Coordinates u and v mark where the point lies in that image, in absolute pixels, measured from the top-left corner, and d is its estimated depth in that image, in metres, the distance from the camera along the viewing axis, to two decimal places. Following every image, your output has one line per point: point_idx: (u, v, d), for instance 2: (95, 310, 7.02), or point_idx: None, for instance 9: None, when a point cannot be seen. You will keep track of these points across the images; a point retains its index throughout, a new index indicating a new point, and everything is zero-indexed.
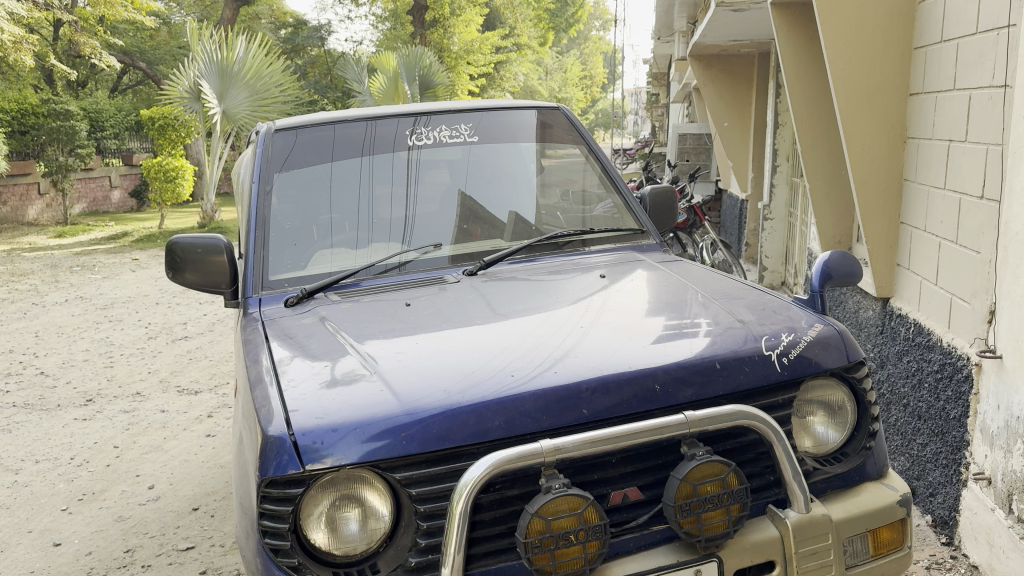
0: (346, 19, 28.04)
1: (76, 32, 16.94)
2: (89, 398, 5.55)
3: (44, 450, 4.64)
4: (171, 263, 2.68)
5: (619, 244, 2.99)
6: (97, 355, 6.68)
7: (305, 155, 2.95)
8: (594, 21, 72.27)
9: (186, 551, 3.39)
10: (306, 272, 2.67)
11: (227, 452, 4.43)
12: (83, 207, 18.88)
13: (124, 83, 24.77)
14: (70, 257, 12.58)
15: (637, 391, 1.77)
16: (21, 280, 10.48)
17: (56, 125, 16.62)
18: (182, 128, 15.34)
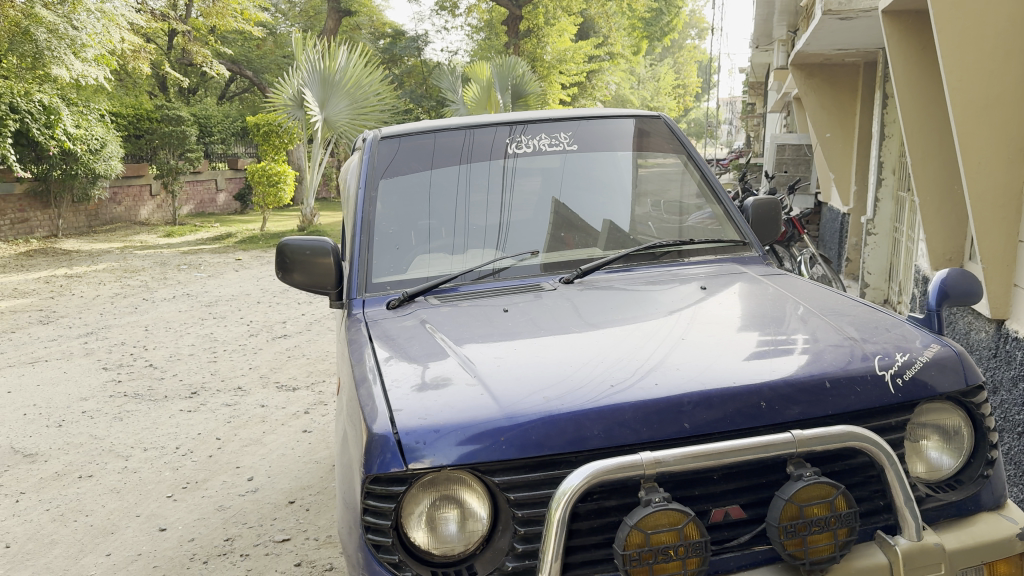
0: (442, 29, 28.65)
1: (190, 42, 17.90)
2: (194, 390, 5.82)
3: (152, 439, 4.89)
4: (281, 263, 2.78)
5: (719, 256, 2.94)
6: (202, 349, 7.00)
7: (408, 162, 3.02)
8: (689, 31, 71.48)
9: (282, 542, 3.51)
10: (407, 276, 2.73)
11: (323, 449, 4.57)
12: (190, 208, 19.83)
13: (232, 91, 25.98)
14: (178, 256, 13.23)
15: (741, 406, 1.73)
16: (134, 276, 11.09)
17: (168, 130, 17.61)
18: (285, 135, 15.89)
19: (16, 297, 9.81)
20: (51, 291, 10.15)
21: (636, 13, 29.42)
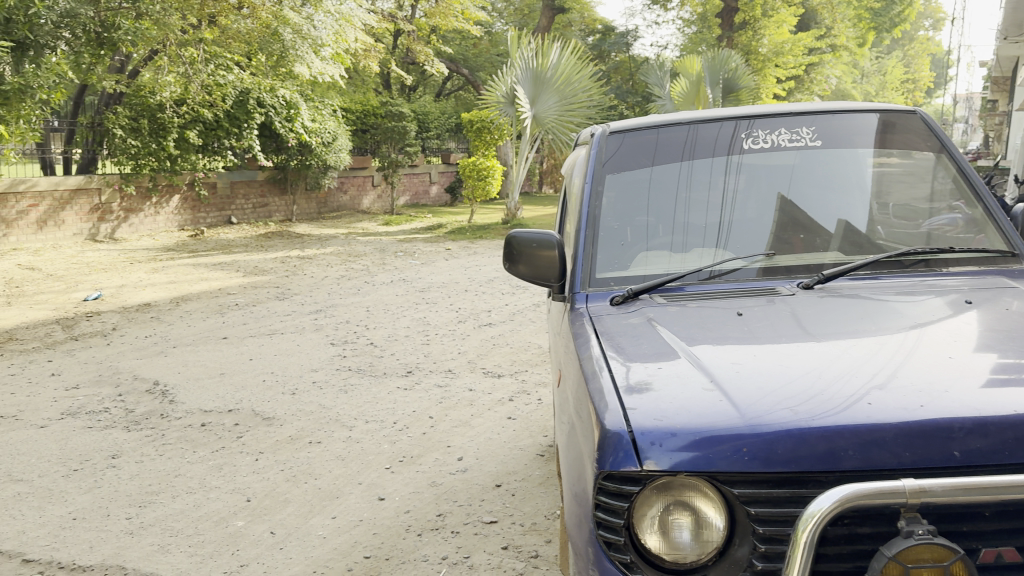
0: (653, 25, 28.38)
1: (414, 42, 19.05)
2: (409, 370, 6.18)
3: (372, 412, 5.24)
4: (509, 254, 2.85)
5: (982, 267, 2.65)
6: (416, 332, 7.41)
7: (637, 155, 2.96)
8: (922, 20, 65.71)
9: (490, 524, 3.63)
10: (632, 273, 2.70)
11: (528, 437, 4.67)
12: (406, 199, 21.06)
13: (448, 88, 27.32)
14: (394, 243, 14.12)
15: (1022, 436, 1.56)
16: (356, 260, 11.97)
17: (391, 126, 18.65)
18: (497, 131, 16.43)
19: (258, 274, 10.89)
20: (286, 270, 11.17)
21: (863, 2, 27.48)
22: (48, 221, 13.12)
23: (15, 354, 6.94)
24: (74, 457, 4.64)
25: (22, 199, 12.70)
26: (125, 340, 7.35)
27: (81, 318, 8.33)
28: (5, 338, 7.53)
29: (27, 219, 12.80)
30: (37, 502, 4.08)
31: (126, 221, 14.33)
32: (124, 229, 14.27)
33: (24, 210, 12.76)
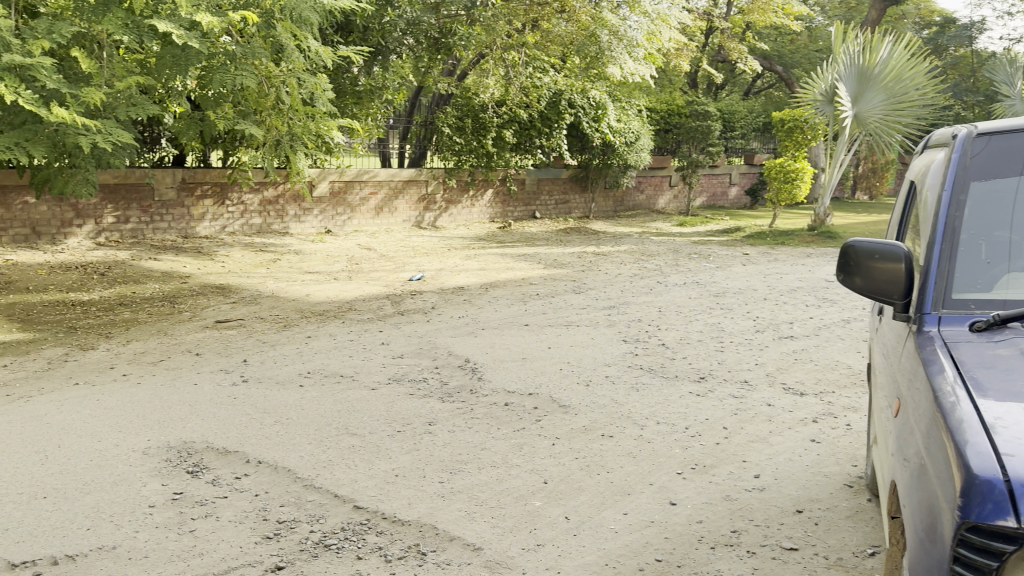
0: (1006, 14, 24.90)
1: (728, 40, 18.66)
2: (703, 376, 6.03)
3: (664, 414, 5.19)
4: (843, 264, 2.56)
5: None
6: (711, 337, 7.21)
7: (1010, 159, 2.54)
8: None
9: (790, 550, 3.41)
10: (998, 298, 2.36)
11: (833, 464, 4.33)
12: (704, 200, 20.62)
13: (758, 87, 26.30)
14: (691, 244, 13.90)
15: None
16: (652, 260, 11.97)
17: (695, 125, 18.34)
18: (810, 132, 15.50)
19: (557, 267, 11.32)
20: (585, 265, 11.48)
21: None
22: (384, 208, 14.79)
23: (352, 322, 7.90)
24: (397, 420, 5.16)
25: (365, 187, 14.45)
26: (441, 319, 8.04)
27: (405, 296, 9.26)
28: (345, 308, 8.61)
29: (368, 205, 14.54)
30: (367, 456, 4.60)
31: (446, 211, 15.69)
32: (443, 218, 15.66)
33: (366, 197, 14.51)
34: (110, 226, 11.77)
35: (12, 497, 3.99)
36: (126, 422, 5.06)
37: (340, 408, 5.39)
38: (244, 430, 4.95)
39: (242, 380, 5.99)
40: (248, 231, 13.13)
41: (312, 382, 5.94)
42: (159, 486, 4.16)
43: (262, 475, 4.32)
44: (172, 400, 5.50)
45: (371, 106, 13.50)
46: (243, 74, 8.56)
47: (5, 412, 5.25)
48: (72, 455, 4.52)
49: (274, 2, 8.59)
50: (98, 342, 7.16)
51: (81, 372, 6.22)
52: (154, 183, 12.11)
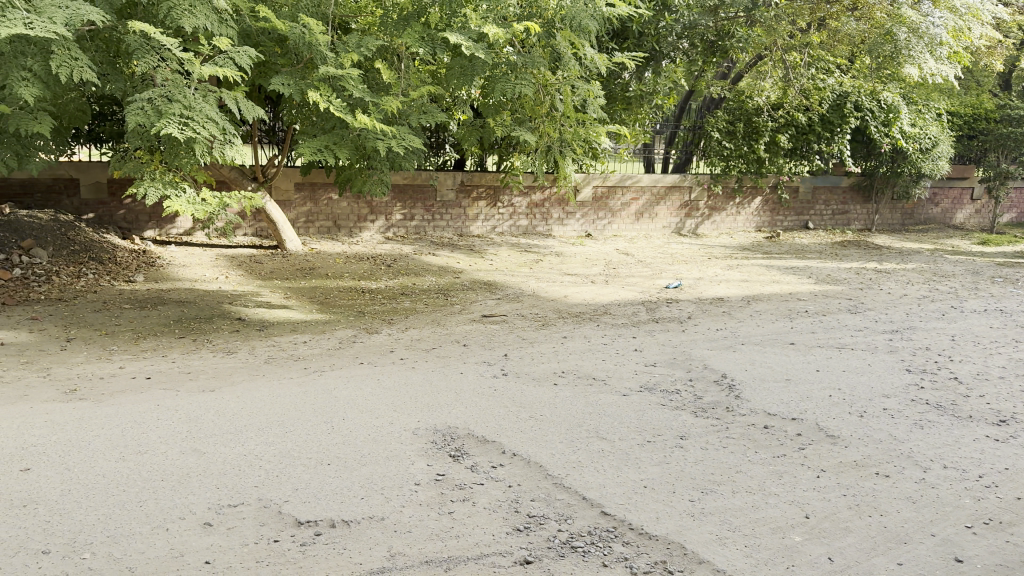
0: None
1: None
2: (1003, 418, 5.31)
3: (953, 458, 4.66)
4: None
5: None
6: (1015, 375, 6.32)
7: None
8: None
9: None
10: None
11: None
12: (1013, 215, 18.13)
13: None
14: (994, 266, 12.29)
15: None
16: (944, 281, 10.74)
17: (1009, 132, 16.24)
18: None
19: (830, 283, 10.57)
20: (863, 283, 10.59)
21: None
22: (646, 213, 14.79)
23: (609, 326, 7.96)
24: (648, 429, 5.09)
25: (628, 193, 14.54)
26: (699, 330, 7.83)
27: (662, 303, 9.15)
28: (603, 311, 8.69)
29: (630, 210, 14.62)
30: (617, 462, 4.58)
31: (709, 219, 15.34)
32: (706, 226, 15.32)
33: (628, 202, 14.59)
34: (398, 222, 12.90)
35: (303, 460, 4.49)
36: (399, 402, 5.50)
37: (592, 411, 5.43)
38: (502, 422, 5.16)
39: (502, 373, 6.26)
40: (514, 231, 13.77)
41: (567, 382, 6.05)
42: (424, 466, 4.46)
43: (515, 467, 4.47)
44: (439, 386, 5.89)
45: (641, 112, 13.49)
46: (522, 82, 8.94)
47: (303, 382, 5.94)
48: (353, 427, 5.00)
49: (556, 12, 8.73)
50: (381, 327, 7.89)
51: (365, 353, 6.88)
52: (436, 185, 13.06)
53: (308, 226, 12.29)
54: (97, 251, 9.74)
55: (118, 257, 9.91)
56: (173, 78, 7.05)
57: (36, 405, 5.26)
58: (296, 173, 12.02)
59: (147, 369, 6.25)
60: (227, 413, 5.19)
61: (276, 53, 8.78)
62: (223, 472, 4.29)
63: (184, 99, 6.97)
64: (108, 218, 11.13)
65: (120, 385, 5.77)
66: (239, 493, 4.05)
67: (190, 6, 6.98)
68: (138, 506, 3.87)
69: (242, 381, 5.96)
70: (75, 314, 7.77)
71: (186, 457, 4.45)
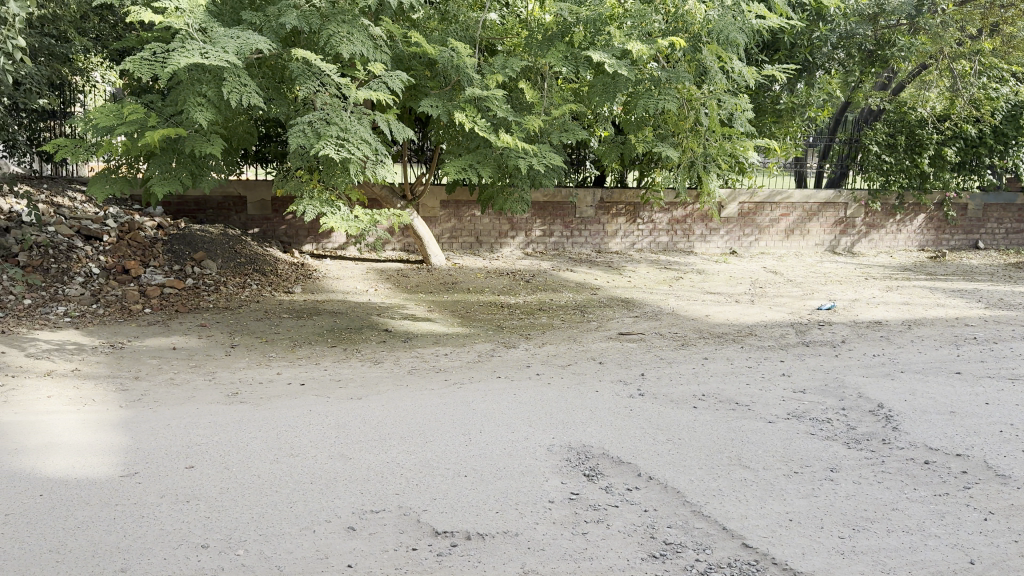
0: None
1: None
2: None
3: None
4: None
5: None
6: None
7: None
8: None
9: None
10: None
11: None
12: None
13: None
14: None
15: None
16: None
17: None
18: None
19: (1002, 307, 9.73)
20: None
21: None
22: (796, 230, 14.19)
23: (753, 349, 7.67)
24: (795, 460, 4.85)
25: (777, 209, 14.00)
26: (852, 355, 7.40)
27: (812, 325, 8.72)
28: (746, 332, 8.39)
29: (778, 226, 14.07)
30: (760, 492, 4.39)
31: (867, 236, 14.61)
32: (862, 244, 14.58)
33: (776, 219, 14.06)
34: (538, 238, 13.02)
35: (442, 470, 4.59)
36: (536, 418, 5.52)
37: (734, 436, 5.23)
38: (638, 443, 5.07)
39: (640, 393, 6.15)
40: (655, 248, 13.59)
41: (708, 405, 5.87)
42: (559, 483, 4.45)
43: (652, 491, 4.38)
44: (577, 404, 5.87)
45: (792, 125, 12.97)
46: (666, 98, 8.84)
47: (443, 394, 6.09)
48: (489, 441, 5.06)
49: (702, 26, 8.51)
50: (519, 341, 7.97)
51: (503, 367, 6.97)
52: (576, 202, 13.10)
53: (452, 241, 12.63)
54: (260, 263, 10.44)
55: (279, 269, 10.58)
56: (331, 102, 7.47)
57: (202, 406, 5.68)
58: (441, 190, 12.37)
59: (300, 376, 6.61)
60: (371, 421, 5.40)
61: (425, 76, 9.10)
62: (366, 478, 4.46)
63: (341, 121, 7.35)
64: (271, 232, 11.91)
65: (276, 390, 6.14)
66: (381, 500, 4.19)
67: (348, 32, 7.34)
68: (289, 507, 4.08)
69: (386, 390, 6.19)
70: (239, 321, 8.36)
71: (334, 462, 4.66)
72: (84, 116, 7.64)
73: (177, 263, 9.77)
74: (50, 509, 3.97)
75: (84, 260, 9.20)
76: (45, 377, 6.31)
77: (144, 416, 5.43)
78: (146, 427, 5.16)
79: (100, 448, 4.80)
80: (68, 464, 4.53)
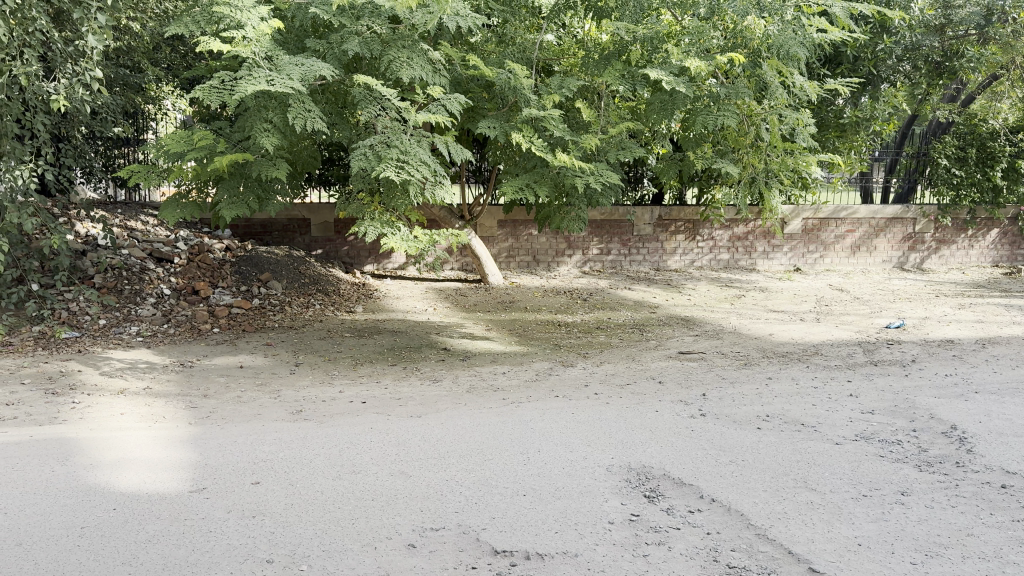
0: None
1: None
2: None
3: None
4: None
5: None
6: None
7: None
8: None
9: None
10: None
11: None
12: None
13: None
14: None
15: None
16: None
17: None
18: None
19: None
20: None
21: None
22: (863, 246, 13.86)
23: (819, 368, 7.49)
24: (864, 482, 4.71)
25: (842, 224, 13.69)
26: (923, 375, 7.15)
27: (881, 344, 8.47)
28: (812, 351, 8.20)
29: (844, 243, 13.75)
30: (828, 516, 4.27)
31: (937, 252, 14.19)
32: (933, 260, 14.16)
33: (842, 235, 13.74)
34: (595, 256, 12.99)
35: (501, 489, 4.60)
36: (595, 437, 5.50)
37: (800, 458, 5.11)
38: (700, 464, 4.99)
39: (701, 413, 6.06)
40: (715, 266, 13.42)
41: (772, 427, 5.74)
42: (618, 504, 4.41)
43: (715, 514, 4.30)
44: (636, 423, 5.82)
45: (857, 139, 12.69)
46: (726, 114, 8.77)
47: (502, 412, 6.11)
48: (548, 460, 5.05)
49: (762, 41, 8.29)
50: (577, 360, 7.95)
51: (561, 386, 6.96)
52: (634, 220, 13.03)
53: (510, 260, 12.70)
54: (323, 284, 10.67)
55: (341, 289, 10.79)
56: (392, 125, 7.62)
57: (267, 423, 5.82)
58: (499, 211, 12.46)
59: (362, 394, 6.71)
60: (431, 439, 5.45)
61: (483, 98, 9.20)
62: (426, 496, 4.50)
63: (401, 144, 7.50)
64: (333, 253, 12.16)
65: (339, 408, 6.25)
66: (441, 518, 4.22)
67: (408, 57, 7.50)
68: (351, 523, 4.14)
69: (446, 409, 6.24)
70: (302, 340, 8.55)
71: (394, 480, 4.71)
72: (157, 143, 7.95)
73: (244, 284, 10.05)
74: (123, 523, 4.11)
75: (156, 281, 9.54)
76: (119, 394, 6.54)
77: (211, 433, 5.59)
78: (214, 444, 5.30)
79: (170, 464, 4.95)
80: (140, 479, 4.69)
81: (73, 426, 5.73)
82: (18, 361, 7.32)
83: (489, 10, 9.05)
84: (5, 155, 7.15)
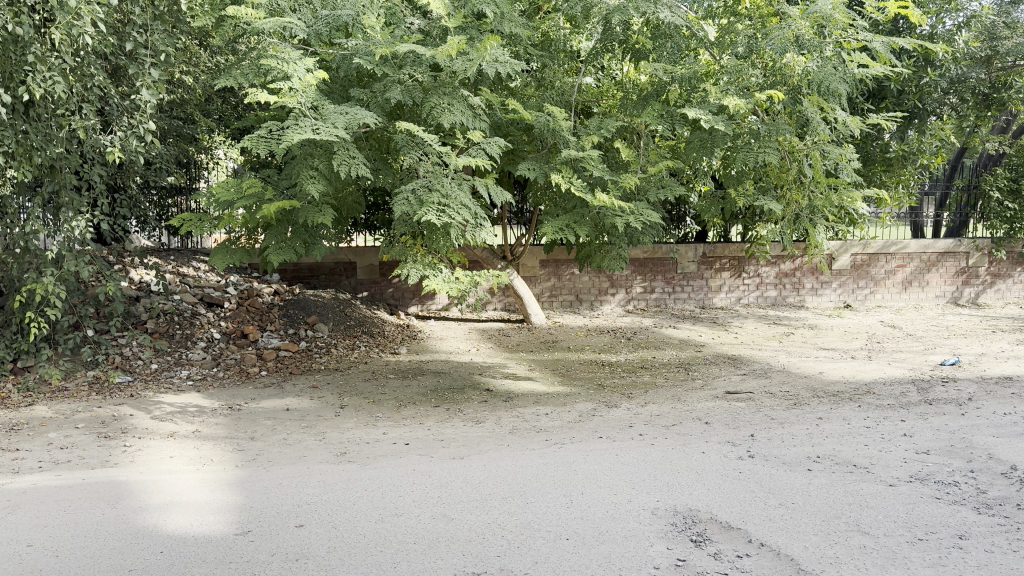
0: None
1: None
2: None
3: None
4: None
5: None
6: None
7: None
8: None
9: None
10: None
11: None
12: None
13: None
14: None
15: None
16: None
17: None
18: None
19: None
20: None
21: None
22: (915, 281, 13.56)
23: (871, 408, 7.27)
24: (920, 525, 4.55)
25: (893, 260, 13.42)
26: (982, 414, 6.89)
27: (936, 382, 8.22)
28: (864, 390, 7.99)
29: (895, 278, 13.48)
30: (881, 560, 4.13)
31: (993, 286, 13.81)
32: (989, 294, 13.78)
33: (892, 270, 13.47)
34: (639, 295, 12.92)
35: (543, 533, 4.55)
36: (638, 480, 5.41)
37: (853, 501, 4.96)
38: (748, 508, 4.87)
39: (749, 455, 5.93)
40: (762, 303, 13.24)
41: (822, 468, 5.59)
42: (664, 549, 4.32)
43: (763, 559, 4.19)
44: (682, 465, 5.73)
45: (904, 173, 12.43)
46: (766, 151, 8.73)
47: (545, 454, 6.07)
48: (591, 503, 4.99)
49: (801, 77, 8.22)
50: (621, 401, 7.86)
51: (604, 427, 6.87)
52: (678, 258, 12.96)
53: (552, 300, 12.70)
54: (369, 327, 10.82)
55: (386, 331, 10.92)
56: (433, 169, 7.74)
57: (312, 466, 5.87)
58: (541, 251, 12.51)
59: (405, 436, 6.73)
60: (473, 481, 5.44)
61: (523, 140, 9.32)
62: (469, 539, 4.47)
63: (442, 187, 7.59)
64: (378, 295, 12.32)
65: (382, 450, 6.27)
66: (483, 562, 4.19)
67: (448, 104, 7.66)
68: (393, 567, 4.13)
69: (489, 450, 6.22)
70: (348, 382, 8.63)
71: (436, 522, 4.70)
72: (207, 192, 8.21)
73: (292, 327, 10.22)
74: (169, 566, 4.17)
75: (207, 325, 9.78)
76: (169, 438, 6.66)
77: (257, 475, 5.66)
78: (259, 487, 5.36)
79: (217, 506, 5.01)
80: (187, 522, 4.76)
81: (125, 469, 5.85)
82: (75, 405, 7.53)
83: (528, 55, 9.23)
84: (63, 206, 7.45)
